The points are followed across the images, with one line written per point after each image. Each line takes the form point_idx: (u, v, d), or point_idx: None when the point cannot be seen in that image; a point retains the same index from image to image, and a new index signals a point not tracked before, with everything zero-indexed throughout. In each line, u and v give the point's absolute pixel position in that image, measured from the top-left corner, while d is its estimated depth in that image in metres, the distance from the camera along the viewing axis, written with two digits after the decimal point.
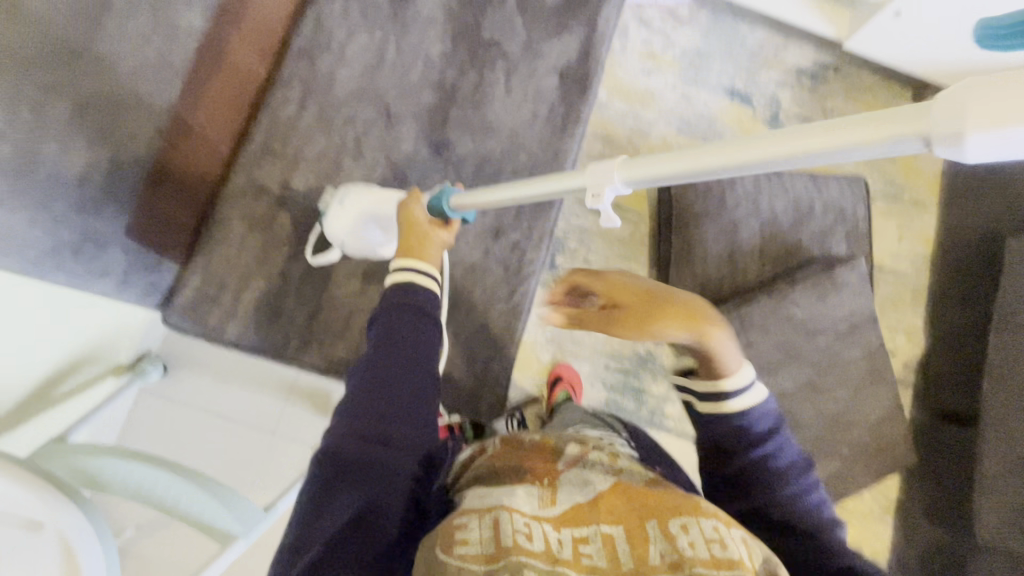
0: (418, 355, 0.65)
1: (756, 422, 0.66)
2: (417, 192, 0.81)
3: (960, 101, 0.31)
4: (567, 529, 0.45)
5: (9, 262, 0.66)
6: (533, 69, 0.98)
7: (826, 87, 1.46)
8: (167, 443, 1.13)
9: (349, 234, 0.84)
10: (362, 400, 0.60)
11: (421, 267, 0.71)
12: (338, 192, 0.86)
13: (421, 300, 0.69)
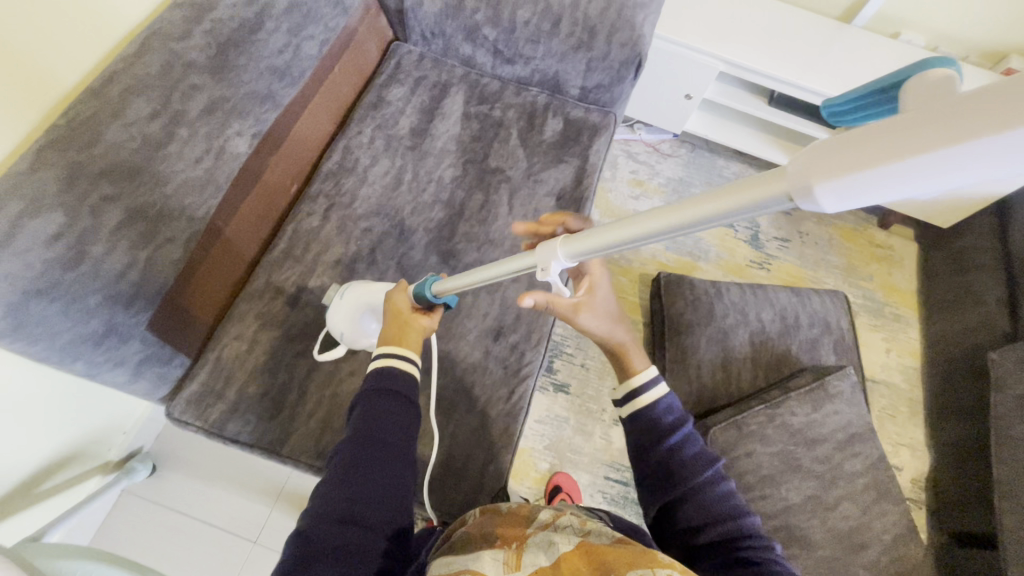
0: (395, 436, 0.64)
1: (665, 416, 0.71)
2: (403, 282, 0.83)
3: (804, 163, 0.31)
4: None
5: (37, 349, 0.70)
6: (533, 192, 1.10)
7: (800, 212, 1.61)
8: (140, 551, 1.06)
9: (348, 328, 0.87)
10: (337, 482, 0.59)
11: (397, 352, 0.71)
12: (343, 287, 0.92)
13: (400, 387, 0.68)
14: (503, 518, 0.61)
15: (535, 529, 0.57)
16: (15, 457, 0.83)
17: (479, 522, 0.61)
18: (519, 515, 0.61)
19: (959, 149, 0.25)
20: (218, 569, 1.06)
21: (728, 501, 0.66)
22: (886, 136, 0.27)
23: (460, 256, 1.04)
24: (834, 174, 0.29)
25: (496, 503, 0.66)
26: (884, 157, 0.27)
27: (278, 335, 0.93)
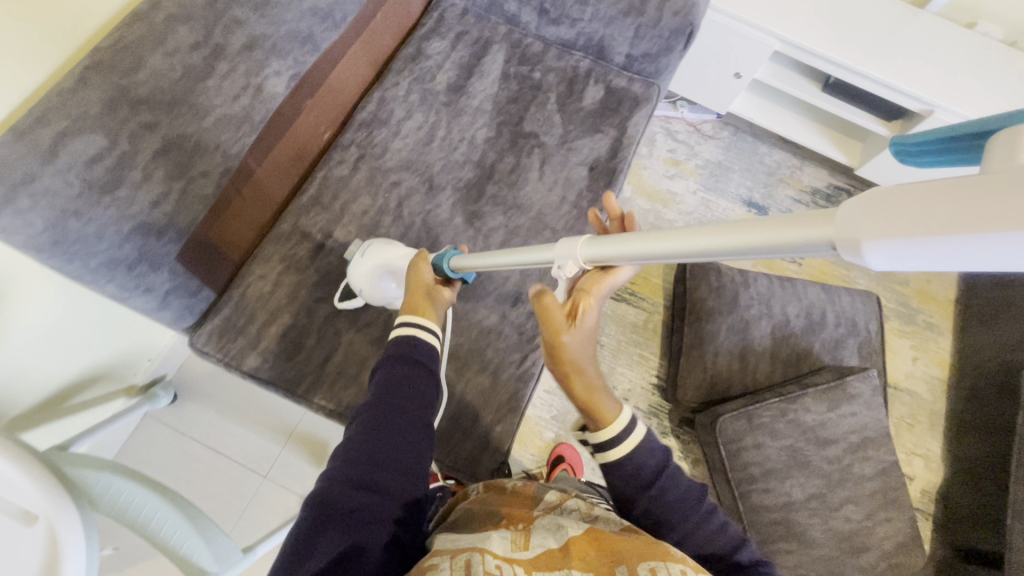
0: (416, 406, 0.64)
1: (645, 462, 0.62)
2: (424, 252, 0.84)
3: (849, 214, 0.30)
4: (539, 572, 0.48)
5: (72, 267, 0.72)
6: (566, 160, 1.08)
7: (841, 207, 1.55)
8: (158, 471, 1.12)
9: (367, 286, 0.87)
10: (358, 446, 0.60)
11: (420, 322, 0.71)
12: (362, 245, 0.92)
13: (422, 355, 0.69)
14: (509, 499, 0.62)
15: (543, 511, 0.58)
16: (45, 369, 0.87)
17: (485, 502, 0.62)
18: (524, 497, 0.62)
19: (969, 235, 0.24)
20: (229, 498, 1.11)
21: (723, 529, 0.62)
22: (929, 204, 0.26)
23: (485, 218, 1.03)
24: (883, 232, 0.27)
25: (499, 480, 0.68)
26: (908, 224, 0.26)
27: (301, 279, 0.94)
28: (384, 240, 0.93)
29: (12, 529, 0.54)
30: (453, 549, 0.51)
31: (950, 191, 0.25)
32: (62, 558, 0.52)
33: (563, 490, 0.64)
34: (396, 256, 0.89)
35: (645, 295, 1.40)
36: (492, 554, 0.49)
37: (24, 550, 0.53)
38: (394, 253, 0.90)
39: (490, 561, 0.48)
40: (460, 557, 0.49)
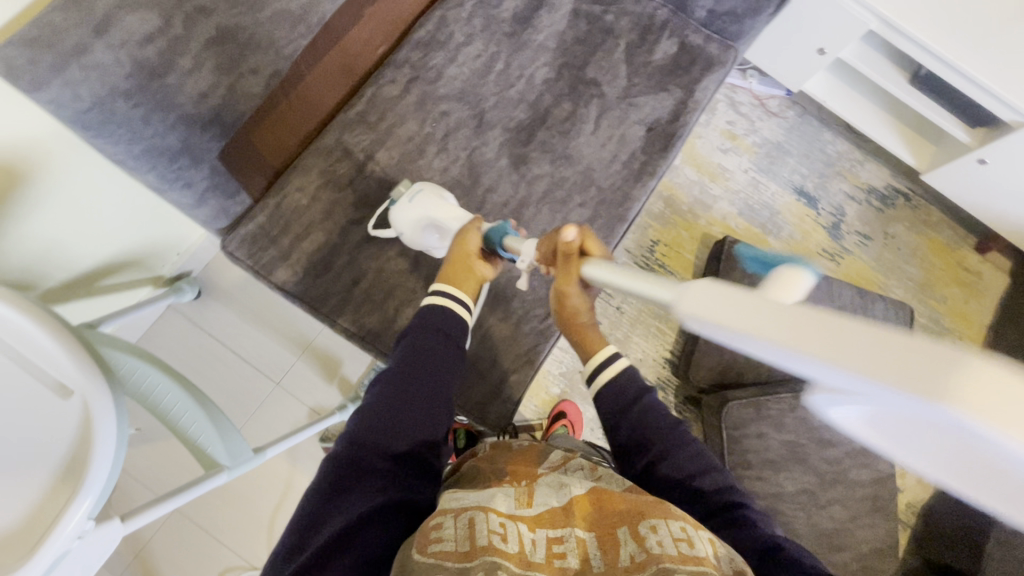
0: (438, 377, 0.65)
1: (621, 383, 0.71)
2: (480, 219, 0.81)
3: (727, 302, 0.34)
4: (542, 530, 0.50)
5: (115, 150, 0.71)
6: (624, 116, 1.02)
7: (894, 211, 1.48)
8: (178, 362, 1.16)
9: (409, 231, 0.86)
10: (376, 412, 0.61)
11: (453, 293, 0.72)
12: (413, 186, 0.89)
13: (448, 326, 0.70)
14: (514, 455, 0.64)
15: (548, 470, 0.60)
16: (76, 245, 0.88)
17: (491, 457, 0.64)
18: (528, 455, 0.64)
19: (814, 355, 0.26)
20: (242, 397, 1.15)
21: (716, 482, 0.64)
22: (791, 315, 0.29)
23: (532, 164, 0.99)
24: (745, 324, 0.31)
25: (508, 440, 0.70)
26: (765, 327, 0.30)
27: (337, 197, 0.92)
28: (438, 189, 0.89)
29: (48, 399, 0.56)
30: (457, 507, 0.52)
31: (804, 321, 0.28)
32: (93, 433, 0.54)
33: (567, 451, 0.66)
34: (448, 210, 0.86)
35: (674, 270, 1.38)
36: (496, 512, 0.50)
37: (58, 420, 0.55)
38: (440, 205, 0.86)
39: (494, 519, 0.49)
40: (464, 516, 0.50)
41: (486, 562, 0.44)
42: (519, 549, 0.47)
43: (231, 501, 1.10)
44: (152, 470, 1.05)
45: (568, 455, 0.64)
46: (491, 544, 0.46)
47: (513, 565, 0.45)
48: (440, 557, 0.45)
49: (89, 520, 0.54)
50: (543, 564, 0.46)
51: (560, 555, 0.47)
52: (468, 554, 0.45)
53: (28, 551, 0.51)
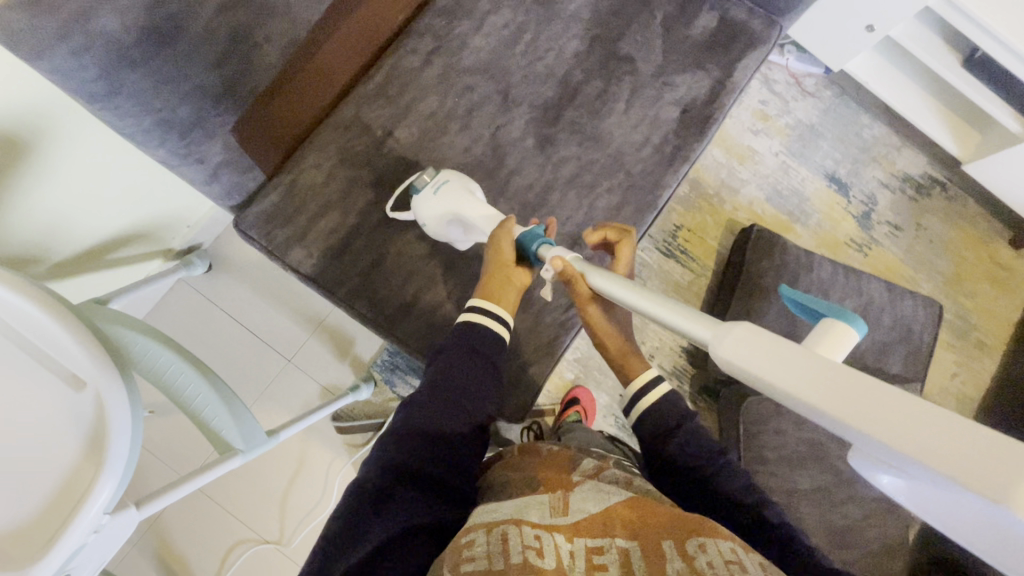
0: (471, 396, 0.65)
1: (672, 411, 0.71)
2: (512, 220, 0.78)
3: (878, 413, 0.33)
4: (580, 539, 0.49)
5: (124, 124, 0.68)
6: (658, 96, 0.96)
7: (928, 201, 1.41)
8: (189, 337, 1.14)
9: (433, 224, 0.82)
10: (408, 430, 0.61)
11: (490, 310, 0.71)
12: (438, 174, 0.85)
13: (482, 342, 0.69)
14: (544, 461, 0.62)
15: (582, 478, 0.58)
16: (82, 218, 0.85)
17: (521, 464, 0.62)
18: (558, 460, 0.62)
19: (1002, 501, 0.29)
20: (255, 374, 1.14)
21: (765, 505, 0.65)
22: (964, 442, 0.30)
23: (559, 145, 0.94)
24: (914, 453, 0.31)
25: (538, 441, 0.66)
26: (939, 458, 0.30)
27: (355, 176, 0.88)
28: (465, 179, 0.85)
29: (59, 389, 0.54)
30: (488, 522, 0.51)
31: (983, 454, 0.29)
32: (107, 427, 0.52)
33: (598, 459, 0.63)
34: (476, 205, 0.82)
35: (696, 256, 1.34)
36: (530, 525, 0.50)
37: (70, 412, 0.54)
38: (470, 201, 0.83)
39: (528, 532, 0.49)
40: (497, 531, 0.49)
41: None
42: (557, 564, 0.46)
43: (245, 476, 1.10)
44: (167, 445, 1.05)
45: (599, 463, 0.62)
46: (528, 561, 0.46)
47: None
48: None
49: (105, 514, 0.53)
50: None
51: (601, 567, 0.47)
52: (504, 571, 0.45)
53: (45, 546, 0.50)
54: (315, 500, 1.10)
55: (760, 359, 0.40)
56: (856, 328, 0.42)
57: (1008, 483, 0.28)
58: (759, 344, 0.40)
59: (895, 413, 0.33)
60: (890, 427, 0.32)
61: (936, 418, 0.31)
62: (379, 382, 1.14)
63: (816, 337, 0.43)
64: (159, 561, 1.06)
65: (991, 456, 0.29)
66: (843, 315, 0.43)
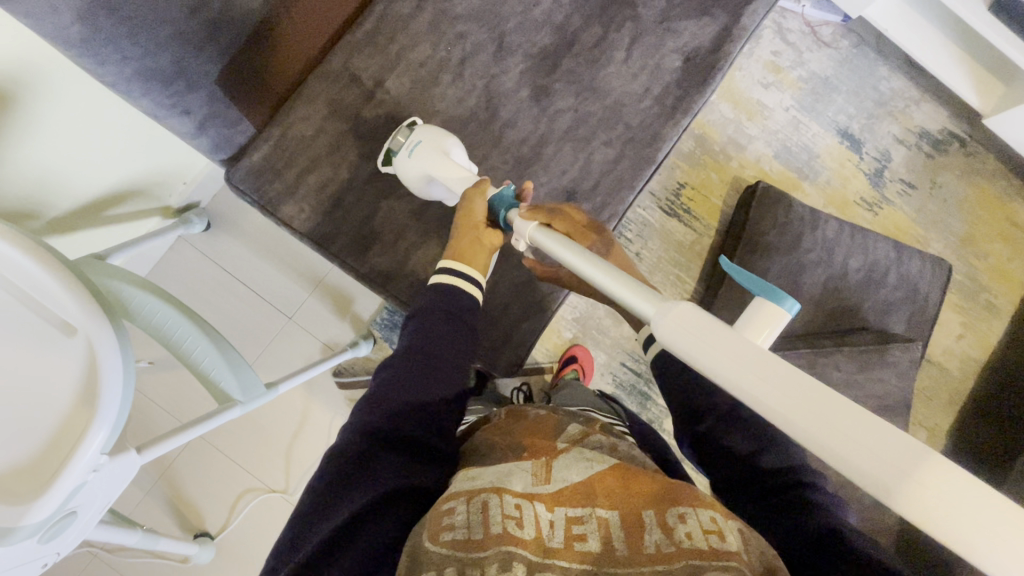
0: (446, 359, 0.65)
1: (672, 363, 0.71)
2: (486, 181, 0.78)
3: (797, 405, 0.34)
4: (562, 508, 0.50)
5: (105, 72, 0.67)
6: (660, 43, 0.92)
7: (945, 158, 1.36)
8: (190, 295, 1.16)
9: (413, 184, 0.82)
10: (384, 393, 0.62)
11: (461, 271, 0.72)
12: (413, 134, 0.83)
13: (457, 304, 0.69)
14: (531, 426, 0.63)
15: (567, 443, 0.58)
16: (75, 174, 0.85)
17: (507, 429, 0.64)
18: (544, 427, 0.63)
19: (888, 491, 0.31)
20: (256, 332, 1.16)
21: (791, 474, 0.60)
22: (869, 443, 0.32)
23: (555, 97, 0.91)
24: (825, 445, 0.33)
25: (522, 407, 0.69)
26: (845, 451, 0.32)
27: (345, 129, 0.86)
28: (441, 137, 0.81)
29: (54, 337, 0.56)
30: (470, 488, 0.51)
31: (882, 454, 0.31)
32: (100, 372, 0.54)
33: (585, 425, 0.65)
34: (451, 167, 0.79)
35: (699, 215, 1.31)
36: (511, 494, 0.50)
37: (66, 359, 0.55)
38: (443, 158, 0.80)
39: (509, 502, 0.49)
40: (476, 500, 0.49)
41: (501, 552, 0.44)
42: (536, 534, 0.47)
43: (249, 430, 1.14)
44: (172, 401, 1.08)
45: (585, 429, 0.63)
46: (506, 532, 0.46)
47: (530, 553, 0.45)
48: (455, 546, 0.46)
49: (102, 455, 0.55)
50: (562, 550, 0.46)
51: (580, 537, 0.48)
52: (482, 542, 0.46)
53: (45, 484, 0.52)
54: (318, 453, 1.14)
55: (704, 346, 0.38)
56: (786, 308, 0.41)
57: (895, 480, 0.31)
58: (701, 329, 0.39)
59: (819, 415, 0.33)
60: (812, 425, 0.33)
61: (856, 422, 0.32)
62: (379, 339, 1.15)
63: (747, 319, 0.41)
64: (171, 507, 1.11)
65: (897, 461, 0.31)
66: (772, 294, 0.41)
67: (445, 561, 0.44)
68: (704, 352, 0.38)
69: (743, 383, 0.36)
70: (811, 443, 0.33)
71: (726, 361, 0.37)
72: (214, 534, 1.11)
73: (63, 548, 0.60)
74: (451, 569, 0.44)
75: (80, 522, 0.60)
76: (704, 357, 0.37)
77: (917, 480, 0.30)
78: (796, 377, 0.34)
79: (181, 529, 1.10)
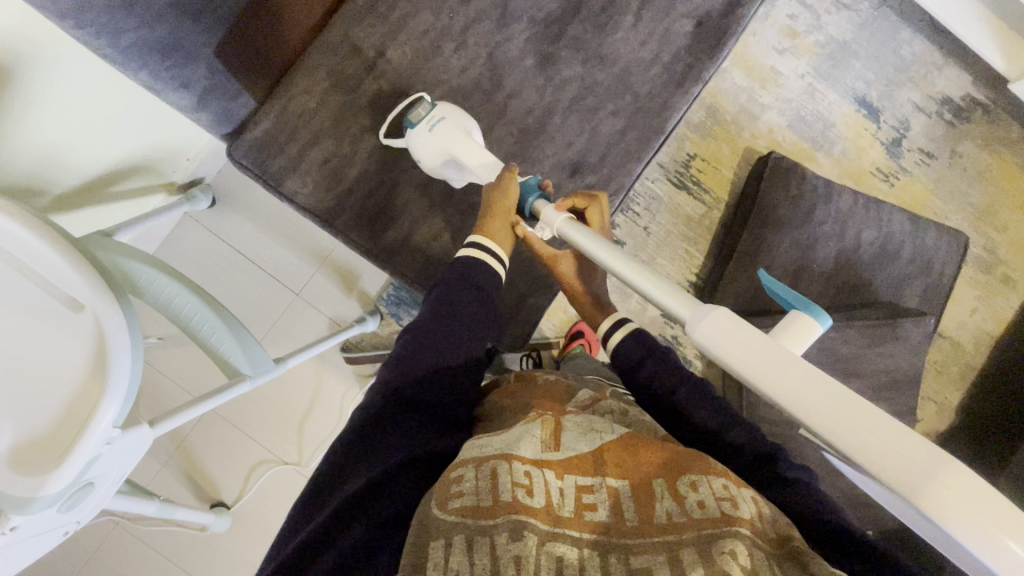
0: (468, 332, 0.65)
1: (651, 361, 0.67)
2: (516, 167, 0.77)
3: (832, 408, 0.36)
4: (570, 476, 0.49)
5: (102, 45, 0.66)
6: (670, 7, 0.88)
7: (966, 127, 1.31)
8: (199, 270, 1.16)
9: (426, 160, 0.81)
10: (406, 363, 0.61)
11: (486, 248, 0.70)
12: (434, 109, 0.81)
13: (479, 276, 0.68)
14: (539, 390, 0.64)
15: (576, 408, 0.59)
16: (81, 150, 0.85)
17: (516, 393, 0.64)
18: (554, 393, 0.63)
19: (908, 488, 0.33)
20: (266, 307, 1.17)
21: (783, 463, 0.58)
22: (895, 443, 0.34)
23: (561, 65, 0.88)
24: (851, 445, 0.35)
25: (531, 372, 0.70)
26: (870, 447, 0.34)
27: (347, 102, 0.85)
28: (463, 117, 0.81)
29: (63, 314, 0.56)
30: (479, 456, 0.51)
31: (902, 452, 0.33)
32: (109, 348, 0.54)
33: (595, 391, 0.65)
34: (471, 148, 0.79)
35: (709, 188, 1.28)
36: (521, 461, 0.49)
37: (75, 334, 0.56)
38: (464, 139, 0.79)
39: (518, 469, 0.48)
40: (486, 466, 0.49)
41: (511, 521, 0.43)
42: (546, 502, 0.46)
43: (261, 403, 1.16)
44: (187, 374, 1.10)
45: (595, 395, 0.63)
46: (517, 500, 0.45)
47: (540, 522, 0.44)
48: (462, 513, 0.45)
49: (115, 427, 0.56)
50: (570, 521, 0.45)
51: (590, 506, 0.47)
52: (492, 510, 0.45)
53: (62, 455, 0.53)
54: (330, 428, 1.16)
55: (747, 349, 0.40)
56: (822, 322, 0.43)
57: (918, 478, 0.32)
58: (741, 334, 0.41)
59: (845, 417, 0.35)
60: (835, 420, 0.35)
61: (872, 418, 0.35)
62: (385, 315, 1.16)
63: (784, 328, 0.44)
64: (187, 477, 1.14)
65: (922, 463, 0.33)
66: (811, 309, 0.44)
67: (454, 529, 0.44)
68: (744, 356, 0.40)
69: (771, 379, 0.38)
70: (841, 444, 0.35)
71: (768, 367, 0.38)
72: (230, 504, 1.14)
73: (82, 516, 0.63)
74: (460, 537, 0.43)
75: (97, 491, 0.62)
76: (748, 364, 0.39)
77: (941, 481, 0.32)
78: (816, 375, 0.37)
79: (197, 498, 1.13)
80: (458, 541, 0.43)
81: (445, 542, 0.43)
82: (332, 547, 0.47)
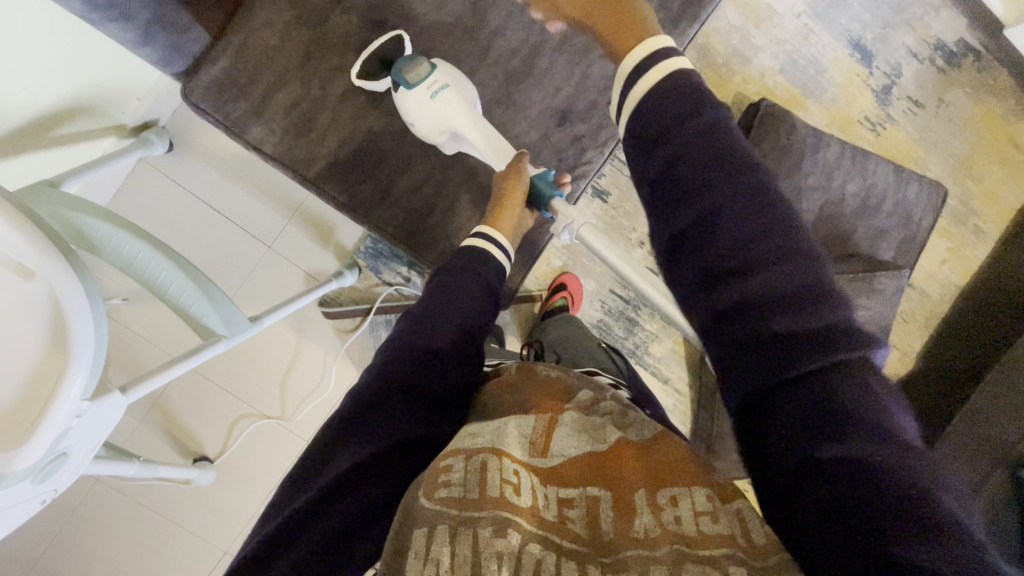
0: (466, 318, 0.61)
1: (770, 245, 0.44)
2: (526, 157, 0.75)
3: None
4: (552, 487, 0.48)
5: None
6: None
7: (957, 74, 1.29)
8: (159, 221, 1.09)
9: (423, 128, 0.76)
10: (401, 349, 0.58)
11: (493, 240, 0.69)
12: (436, 72, 0.75)
13: (483, 269, 0.66)
14: (538, 384, 0.61)
15: (575, 408, 0.58)
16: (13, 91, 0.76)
17: (516, 384, 0.61)
18: (554, 391, 0.61)
19: None
20: (235, 259, 1.11)
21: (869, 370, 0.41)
22: None
23: None
24: None
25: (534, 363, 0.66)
26: None
27: (314, 38, 0.77)
28: (466, 86, 0.76)
29: (12, 282, 0.52)
30: (469, 448, 0.49)
31: None
32: (68, 320, 0.51)
33: (596, 390, 0.63)
34: (474, 122, 0.75)
35: None
36: (511, 458, 0.48)
37: (29, 303, 0.52)
38: (468, 113, 0.75)
39: (508, 467, 0.47)
40: (476, 459, 0.47)
41: (496, 517, 0.42)
42: (532, 504, 0.45)
43: (240, 358, 1.14)
44: (159, 332, 1.06)
45: (594, 397, 0.62)
46: (504, 497, 0.44)
47: (524, 522, 0.43)
48: (447, 503, 0.44)
49: (83, 401, 0.53)
50: (551, 524, 0.44)
51: (569, 517, 0.46)
52: (478, 503, 0.44)
53: (27, 432, 0.51)
54: (313, 384, 1.15)
55: None
56: None
57: None
58: None
59: None
60: None
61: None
62: (364, 268, 1.12)
63: None
64: (167, 434, 1.13)
65: None
66: None
67: (440, 517, 0.43)
68: None
69: None
70: None
71: None
72: (213, 459, 1.14)
73: (60, 485, 0.61)
74: (443, 527, 0.42)
75: (72, 461, 0.60)
76: None
77: None
78: None
79: (179, 454, 1.13)
80: (441, 530, 0.42)
81: (427, 530, 0.42)
82: (310, 533, 0.45)
